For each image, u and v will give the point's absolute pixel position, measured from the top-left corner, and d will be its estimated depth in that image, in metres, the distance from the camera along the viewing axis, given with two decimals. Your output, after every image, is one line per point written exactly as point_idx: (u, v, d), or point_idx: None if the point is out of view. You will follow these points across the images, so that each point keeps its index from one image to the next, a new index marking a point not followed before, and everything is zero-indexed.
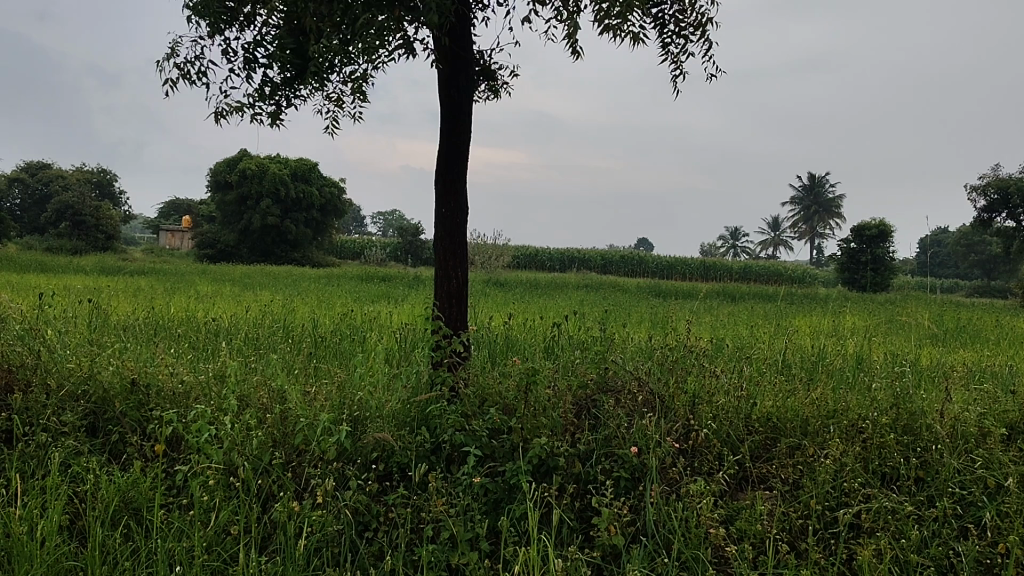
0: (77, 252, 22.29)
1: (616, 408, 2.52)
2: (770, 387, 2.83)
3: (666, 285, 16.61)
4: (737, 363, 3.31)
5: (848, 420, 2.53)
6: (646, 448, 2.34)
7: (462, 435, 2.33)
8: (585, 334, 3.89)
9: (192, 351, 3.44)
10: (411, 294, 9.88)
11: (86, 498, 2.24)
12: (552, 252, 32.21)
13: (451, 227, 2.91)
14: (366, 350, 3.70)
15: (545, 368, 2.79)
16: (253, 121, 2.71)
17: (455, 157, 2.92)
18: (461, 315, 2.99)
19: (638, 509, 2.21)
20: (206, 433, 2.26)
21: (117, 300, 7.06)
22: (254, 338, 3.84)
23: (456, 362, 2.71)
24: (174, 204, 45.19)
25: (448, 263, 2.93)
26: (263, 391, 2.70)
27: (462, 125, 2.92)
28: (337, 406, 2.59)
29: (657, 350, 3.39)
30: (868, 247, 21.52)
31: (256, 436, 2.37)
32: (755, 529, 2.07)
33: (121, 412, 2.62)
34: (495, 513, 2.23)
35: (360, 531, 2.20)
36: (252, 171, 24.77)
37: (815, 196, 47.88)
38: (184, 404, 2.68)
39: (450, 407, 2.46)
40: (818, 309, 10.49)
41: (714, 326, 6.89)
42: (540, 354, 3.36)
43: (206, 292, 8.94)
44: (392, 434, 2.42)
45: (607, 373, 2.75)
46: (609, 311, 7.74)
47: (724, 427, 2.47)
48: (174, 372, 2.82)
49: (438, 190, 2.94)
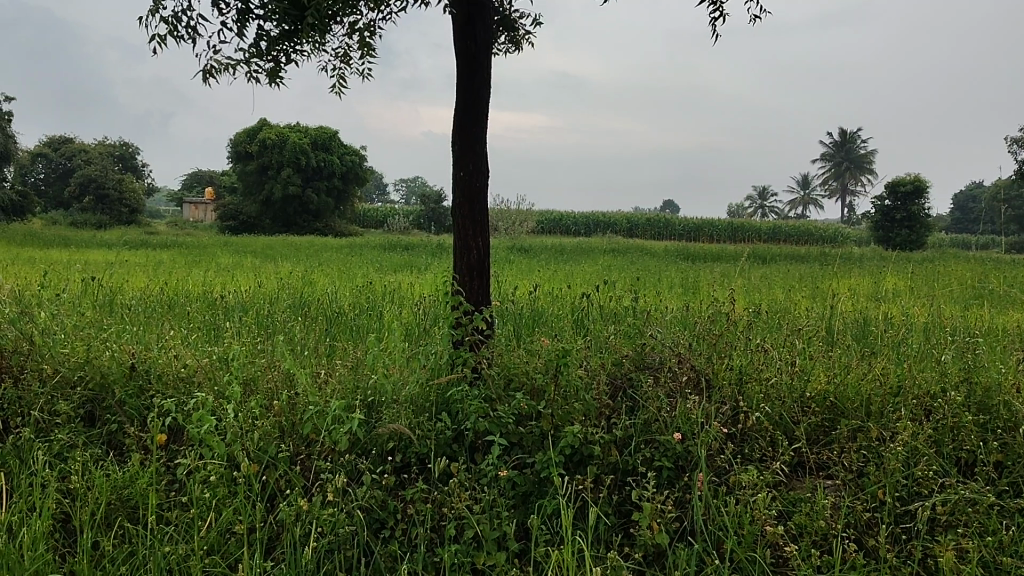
0: (100, 226, 22.46)
1: (656, 388, 2.27)
2: (824, 362, 2.57)
3: (694, 248, 16.30)
4: (782, 335, 3.05)
5: (916, 399, 2.27)
6: (693, 434, 2.10)
7: (485, 422, 2.11)
8: (617, 305, 3.65)
9: (200, 331, 3.26)
10: (434, 263, 9.64)
11: (78, 496, 2.07)
12: (576, 217, 31.88)
13: (469, 192, 2.67)
14: (384, 326, 3.50)
15: (576, 345, 2.56)
16: (250, 80, 2.46)
17: (473, 115, 2.67)
18: (483, 289, 2.75)
19: (684, 504, 1.97)
20: (207, 426, 2.06)
21: (135, 275, 6.89)
22: (266, 315, 3.64)
23: (478, 341, 2.48)
24: (197, 176, 45.43)
25: (467, 231, 2.70)
26: (271, 374, 2.50)
27: (480, 79, 2.66)
28: (351, 391, 2.38)
29: (696, 321, 3.14)
30: (903, 205, 20.87)
31: (261, 426, 2.17)
32: (818, 524, 1.83)
33: (119, 401, 2.45)
34: (524, 508, 2.01)
35: (375, 530, 1.99)
36: (273, 141, 24.67)
37: (844, 154, 46.78)
38: (185, 390, 2.50)
39: (473, 391, 2.24)
40: (857, 272, 10.10)
41: (750, 293, 6.58)
42: (569, 329, 3.12)
43: (226, 265, 8.80)
44: (409, 421, 2.21)
45: (645, 350, 2.50)
46: (639, 278, 7.43)
47: (777, 408, 2.22)
48: (176, 356, 2.63)
49: (455, 152, 2.70)
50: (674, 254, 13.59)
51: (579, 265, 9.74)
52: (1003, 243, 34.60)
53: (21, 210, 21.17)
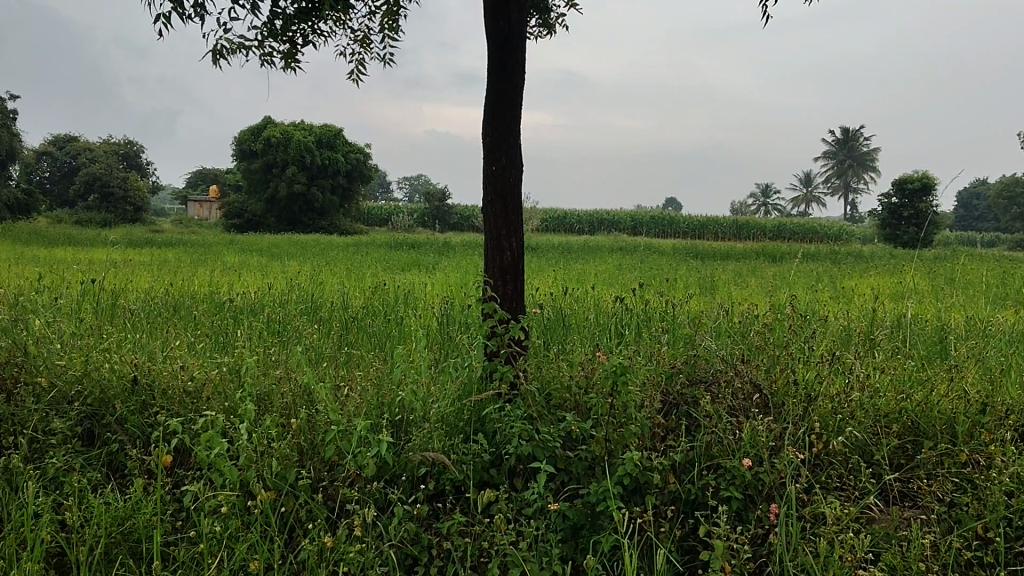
0: (104, 224, 22.30)
1: (717, 406, 2.04)
2: (896, 374, 2.33)
3: (701, 245, 16.08)
4: (837, 344, 2.82)
5: (1010, 419, 2.03)
6: (762, 458, 1.87)
7: (530, 446, 1.88)
8: (653, 310, 3.42)
9: (207, 338, 3.04)
10: (443, 262, 9.45)
11: (75, 528, 1.85)
12: (581, 215, 31.66)
13: (502, 188, 2.45)
14: (404, 331, 3.27)
15: (621, 356, 2.33)
16: (264, 63, 2.24)
17: (507, 104, 2.44)
18: (518, 294, 2.52)
19: (759, 540, 1.74)
20: (219, 450, 1.85)
21: (138, 276, 6.72)
22: (277, 318, 3.43)
23: (515, 352, 2.25)
24: (202, 174, 45.15)
25: (500, 231, 2.47)
26: (287, 386, 2.28)
27: (513, 64, 2.43)
28: (376, 408, 2.16)
29: (743, 329, 2.91)
30: (912, 202, 20.68)
31: (278, 449, 1.94)
32: (918, 567, 1.61)
33: (121, 418, 2.24)
34: (575, 543, 1.78)
35: (408, 568, 1.77)
36: (277, 139, 24.49)
37: (850, 151, 46.48)
38: (191, 405, 2.28)
39: (512, 409, 2.01)
40: (874, 269, 9.91)
41: (772, 292, 6.37)
42: (606, 338, 2.89)
43: (232, 264, 8.59)
44: (442, 444, 1.98)
45: (698, 363, 2.28)
46: (654, 277, 7.23)
47: (855, 429, 1.99)
48: (182, 367, 2.41)
49: (486, 143, 2.47)
50: (683, 252, 13.40)
51: (589, 264, 9.54)
52: (1011, 240, 34.40)
53: (27, 208, 21.09)
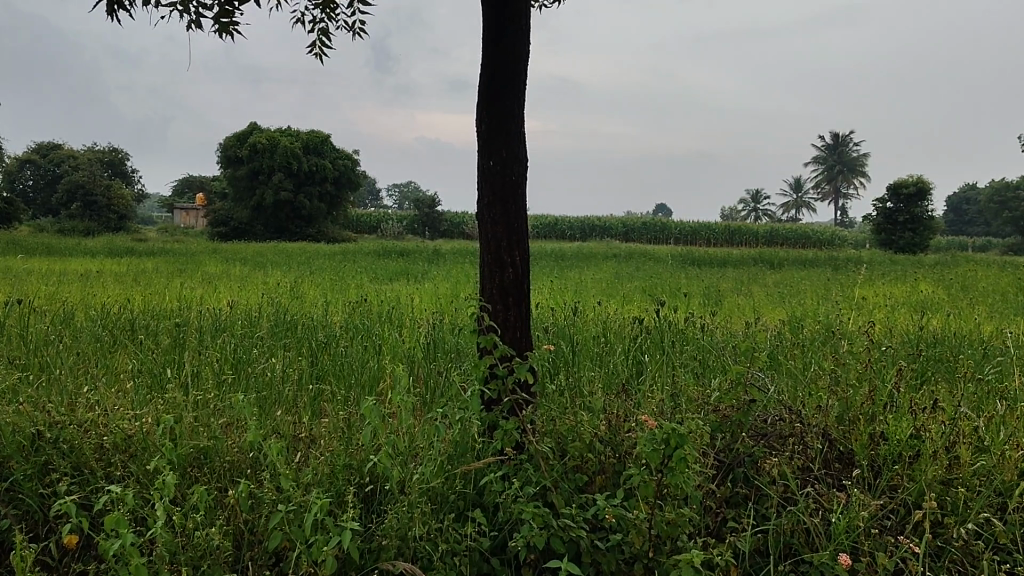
0: (86, 232, 21.75)
1: (789, 473, 1.56)
2: (1003, 421, 1.85)
3: (696, 252, 15.65)
4: (902, 376, 2.35)
5: None
6: (861, 551, 1.38)
7: (545, 534, 1.39)
8: (677, 331, 2.95)
9: (146, 372, 2.54)
10: (433, 271, 8.96)
11: None
12: (572, 221, 31.23)
13: (502, 189, 1.97)
14: (387, 358, 2.79)
15: (654, 405, 1.84)
16: (192, 27, 1.74)
17: (506, 83, 1.94)
18: (522, 322, 2.03)
19: None
20: (125, 541, 1.34)
21: (104, 290, 6.23)
22: (236, 344, 2.93)
23: (520, 401, 1.76)
24: (189, 182, 44.63)
25: (500, 244, 1.98)
26: (229, 443, 1.78)
27: (513, 34, 1.94)
28: (341, 474, 1.66)
29: (789, 360, 2.44)
30: (906, 207, 20.35)
31: (205, 537, 1.43)
32: None
33: (13, 485, 1.74)
34: None
35: None
36: (263, 146, 24.00)
37: (841, 155, 46.28)
38: (103, 469, 1.77)
39: (520, 482, 1.52)
40: (878, 276, 9.54)
41: (784, 302, 5.93)
42: (628, 373, 2.41)
43: (209, 276, 8.09)
44: (426, 529, 1.48)
45: (754, 410, 1.80)
46: (657, 287, 6.76)
47: (973, 504, 1.50)
48: (99, 415, 1.91)
49: (483, 134, 1.98)
50: (679, 258, 12.99)
51: (584, 273, 9.06)
52: (1002, 244, 34.27)
53: (8, 216, 20.46)
